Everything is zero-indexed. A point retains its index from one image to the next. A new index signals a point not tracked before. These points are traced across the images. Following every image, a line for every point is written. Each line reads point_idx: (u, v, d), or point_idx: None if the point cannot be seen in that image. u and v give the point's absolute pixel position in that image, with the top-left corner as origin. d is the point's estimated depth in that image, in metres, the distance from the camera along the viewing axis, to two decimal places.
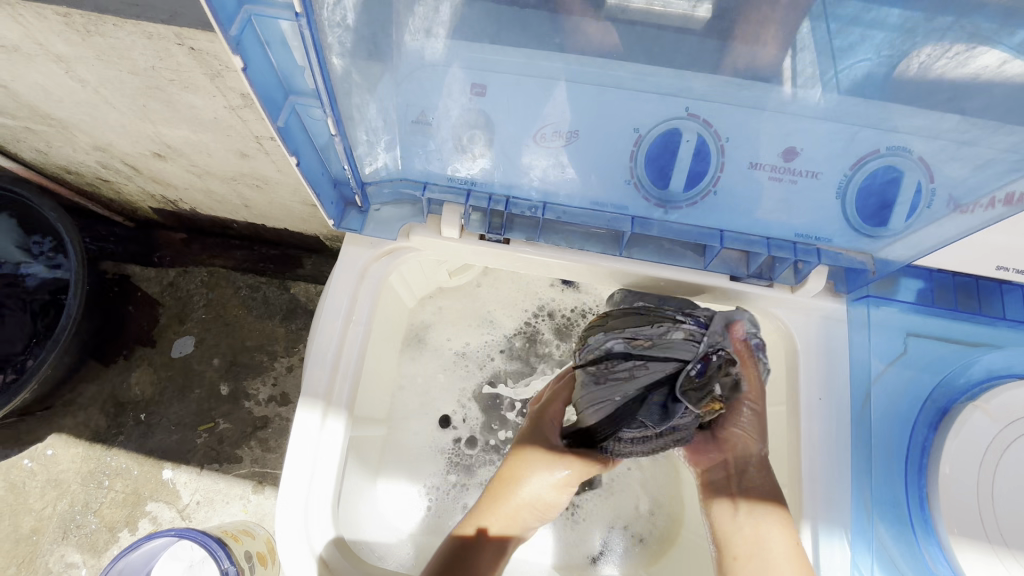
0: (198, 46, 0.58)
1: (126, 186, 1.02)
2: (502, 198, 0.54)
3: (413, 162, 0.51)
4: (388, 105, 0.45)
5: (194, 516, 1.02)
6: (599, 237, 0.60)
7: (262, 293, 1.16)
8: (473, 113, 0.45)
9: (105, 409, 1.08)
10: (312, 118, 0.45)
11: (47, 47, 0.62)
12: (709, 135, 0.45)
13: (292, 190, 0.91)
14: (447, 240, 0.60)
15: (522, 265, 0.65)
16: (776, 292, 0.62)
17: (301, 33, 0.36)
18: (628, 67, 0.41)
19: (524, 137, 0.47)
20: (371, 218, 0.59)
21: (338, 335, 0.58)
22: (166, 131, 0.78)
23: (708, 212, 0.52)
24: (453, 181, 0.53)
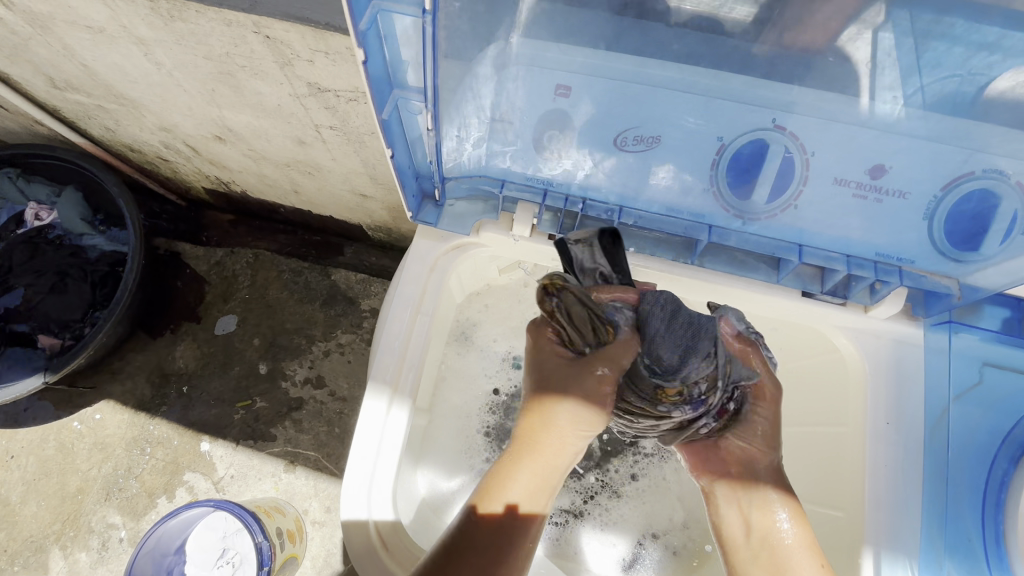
0: (273, 35, 0.60)
1: (183, 166, 1.06)
2: (579, 199, 0.55)
3: (497, 159, 0.52)
4: (485, 102, 0.46)
5: (228, 489, 1.05)
6: (671, 242, 0.60)
7: (304, 278, 1.19)
8: (564, 116, 0.46)
9: (150, 379, 1.12)
10: (410, 112, 0.46)
11: (131, 29, 0.65)
12: (795, 148, 0.44)
13: (343, 178, 0.93)
14: (517, 238, 0.62)
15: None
16: (848, 310, 0.61)
17: (424, 30, 0.36)
18: (723, 77, 0.41)
19: (609, 141, 0.47)
20: (445, 213, 0.60)
21: (407, 324, 0.60)
22: (230, 116, 0.81)
23: (778, 224, 0.51)
24: (531, 180, 0.54)
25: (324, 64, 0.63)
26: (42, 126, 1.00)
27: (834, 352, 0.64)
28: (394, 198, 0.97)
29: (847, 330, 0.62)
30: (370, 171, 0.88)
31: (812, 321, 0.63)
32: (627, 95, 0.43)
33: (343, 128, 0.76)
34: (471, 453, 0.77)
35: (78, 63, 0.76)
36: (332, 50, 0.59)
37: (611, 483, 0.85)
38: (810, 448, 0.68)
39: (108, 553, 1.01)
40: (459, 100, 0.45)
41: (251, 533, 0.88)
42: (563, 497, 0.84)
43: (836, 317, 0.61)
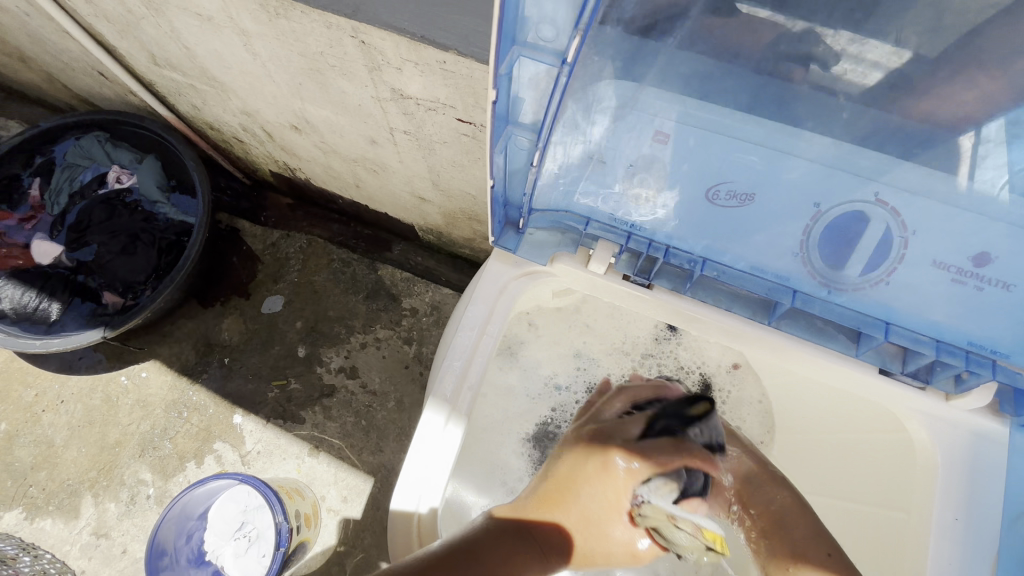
0: (369, 41, 0.62)
1: (256, 149, 1.11)
2: (662, 245, 0.55)
3: (585, 198, 0.53)
4: (592, 145, 0.47)
5: (253, 464, 1.08)
6: (750, 300, 0.59)
7: (351, 269, 1.23)
8: (663, 163, 0.46)
9: (196, 347, 1.17)
10: (516, 146, 0.47)
11: (237, 21, 0.69)
12: (895, 225, 0.44)
13: (406, 180, 0.96)
14: (592, 274, 0.62)
15: (656, 313, 0.66)
16: (929, 396, 0.59)
17: (558, 78, 0.37)
18: (834, 143, 0.41)
19: (702, 193, 0.48)
20: (525, 240, 0.61)
21: (472, 343, 0.61)
22: (310, 109, 0.84)
23: (864, 299, 0.51)
24: (617, 221, 0.54)
25: (411, 74, 0.65)
26: (135, 96, 1.06)
27: (903, 433, 0.62)
28: (450, 204, 0.99)
29: (921, 413, 0.59)
30: (433, 176, 0.90)
31: (884, 397, 0.61)
32: (740, 150, 0.44)
33: (416, 134, 0.78)
34: (503, 473, 0.76)
35: (181, 46, 0.81)
36: (422, 61, 0.61)
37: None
38: (864, 527, 0.66)
39: (135, 507, 1.05)
40: (573, 139, 0.46)
41: (273, 511, 0.90)
42: None
43: (916, 403, 0.59)
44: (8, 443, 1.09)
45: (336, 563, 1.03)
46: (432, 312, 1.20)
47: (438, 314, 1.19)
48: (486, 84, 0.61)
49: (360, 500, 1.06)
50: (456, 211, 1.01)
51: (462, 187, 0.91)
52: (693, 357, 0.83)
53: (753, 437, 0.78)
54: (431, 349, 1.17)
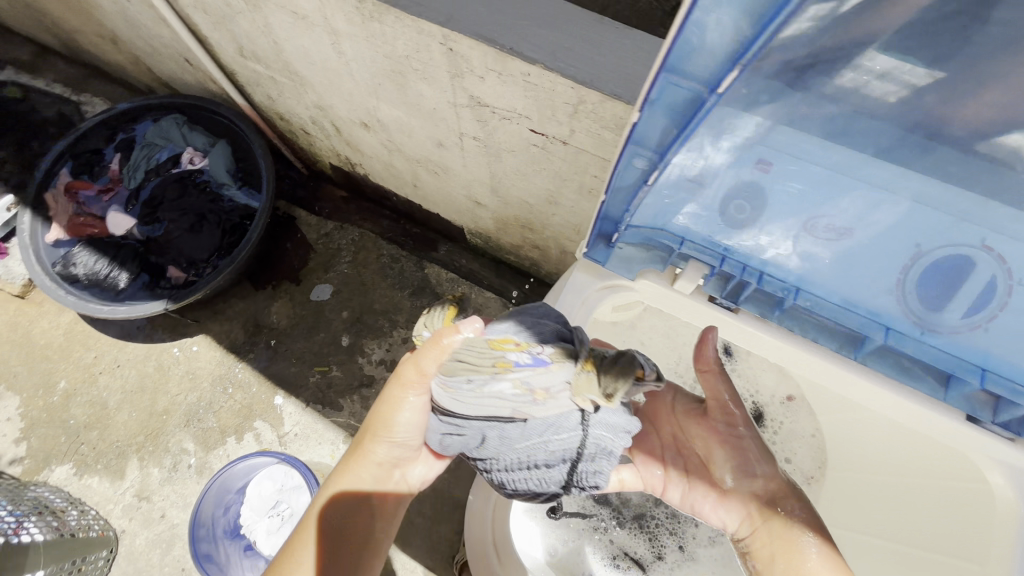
0: (457, 49, 0.64)
1: (322, 142, 1.16)
2: (756, 270, 0.56)
3: (683, 217, 0.53)
4: (703, 169, 0.46)
5: (289, 445, 1.12)
6: (836, 333, 0.59)
7: (400, 265, 1.26)
8: (769, 191, 0.47)
9: (245, 327, 1.21)
10: (630, 165, 0.46)
11: (330, 21, 0.72)
12: (1003, 273, 0.43)
13: (466, 183, 0.98)
14: (678, 295, 0.65)
15: (733, 335, 0.68)
16: (1017, 447, 0.58)
17: (703, 105, 0.37)
18: (949, 189, 0.40)
19: (801, 223, 0.48)
20: (615, 255, 0.62)
21: None
22: (384, 108, 0.87)
23: (959, 342, 0.50)
24: (714, 241, 0.55)
25: (493, 83, 0.67)
26: (215, 83, 1.12)
27: (975, 483, 0.62)
28: (505, 210, 1.01)
29: (1004, 465, 0.59)
30: (493, 182, 0.92)
31: (962, 444, 0.61)
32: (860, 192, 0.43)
33: (486, 140, 0.80)
34: None
35: (271, 40, 0.85)
36: (506, 72, 0.63)
37: (677, 534, 0.82)
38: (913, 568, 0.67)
39: (176, 474, 1.10)
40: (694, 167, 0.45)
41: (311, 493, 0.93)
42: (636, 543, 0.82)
43: (998, 453, 0.59)
44: (64, 400, 1.15)
45: None
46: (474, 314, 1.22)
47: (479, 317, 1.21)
48: (567, 99, 0.62)
49: None
50: (509, 217, 1.03)
51: (521, 196, 0.92)
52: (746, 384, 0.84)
53: (803, 471, 0.80)
54: None
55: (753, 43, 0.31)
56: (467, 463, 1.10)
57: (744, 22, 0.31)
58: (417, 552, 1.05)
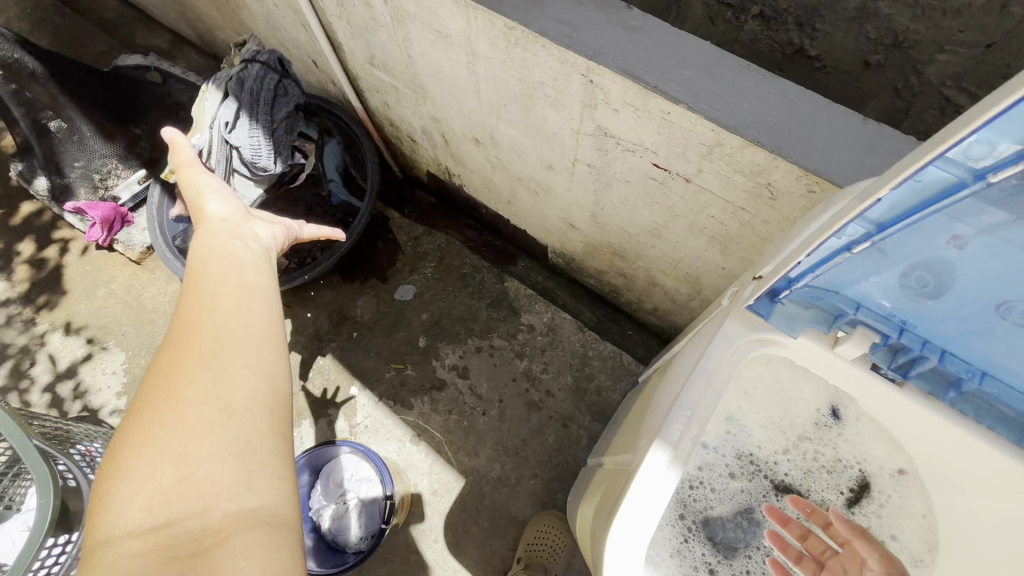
0: (597, 81, 0.66)
1: (425, 150, 1.21)
2: (939, 348, 0.46)
3: (861, 284, 0.45)
4: (911, 242, 0.39)
5: (358, 436, 1.16)
6: (1019, 425, 0.46)
7: (480, 276, 1.29)
8: (981, 269, 0.39)
9: (331, 317, 1.27)
10: (831, 239, 0.41)
11: (472, 43, 0.76)
12: None
13: (564, 206, 1.00)
14: (837, 358, 0.52)
15: (884, 407, 0.55)
16: None
17: (965, 196, 0.33)
18: None
19: (1010, 306, 0.39)
20: (779, 310, 0.51)
21: (701, 400, 0.54)
22: (501, 127, 0.90)
23: None
24: (892, 314, 0.46)
25: (626, 116, 0.68)
26: (337, 85, 1.19)
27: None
28: (599, 236, 1.02)
29: None
30: (594, 208, 0.93)
31: None
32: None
33: (600, 168, 0.82)
34: None
35: (405, 54, 0.90)
36: (644, 108, 0.64)
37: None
38: None
39: None
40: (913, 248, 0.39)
41: (385, 485, 1.00)
42: None
43: None
44: None
45: (415, 552, 1.06)
46: (548, 332, 1.22)
47: (553, 336, 1.21)
48: (704, 140, 0.62)
49: (448, 496, 1.10)
50: (601, 243, 1.04)
51: (620, 224, 0.93)
52: None
53: (909, 553, 0.64)
54: (541, 369, 1.19)
55: None
56: (527, 481, 1.10)
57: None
58: (470, 561, 1.06)
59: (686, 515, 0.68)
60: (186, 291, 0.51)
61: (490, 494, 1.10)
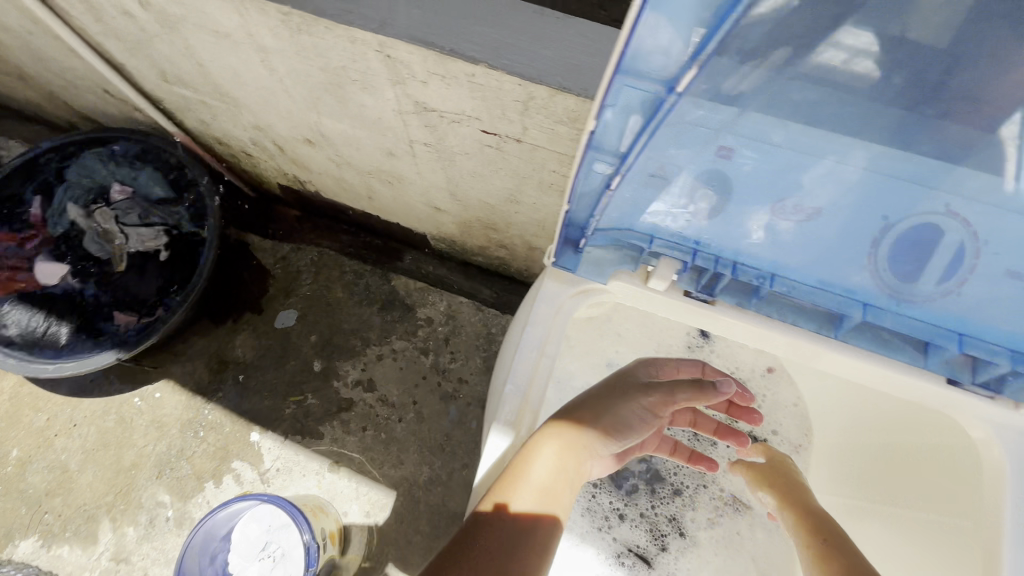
0: (394, 55, 0.61)
1: (266, 162, 1.11)
2: (729, 261, 0.55)
3: (649, 216, 0.52)
4: (659, 165, 0.45)
5: (272, 481, 1.07)
6: (812, 313, 0.58)
7: (364, 281, 1.22)
8: (723, 179, 0.45)
9: (210, 365, 1.16)
10: (591, 173, 0.46)
11: (256, 38, 0.68)
12: (969, 237, 0.42)
13: (422, 191, 0.96)
14: (654, 292, 0.62)
15: (714, 327, 0.65)
16: (997, 406, 0.57)
17: (662, 105, 0.37)
18: (907, 155, 0.39)
19: (763, 209, 0.47)
20: (584, 258, 0.61)
21: (533, 366, 0.60)
22: (327, 123, 0.83)
23: (937, 307, 0.50)
24: (680, 237, 0.54)
25: (436, 87, 0.64)
26: (142, 112, 1.05)
27: (964, 435, 0.61)
28: (466, 214, 0.99)
29: (987, 425, 0.57)
30: (450, 187, 0.90)
31: (951, 408, 0.59)
32: (828, 173, 0.42)
33: (437, 146, 0.78)
34: None
35: (195, 63, 0.80)
36: (449, 75, 0.61)
37: (678, 520, 0.82)
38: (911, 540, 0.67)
39: (153, 530, 1.04)
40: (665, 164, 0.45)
41: (299, 528, 0.90)
42: (636, 535, 0.80)
43: (976, 412, 0.58)
44: (21, 468, 1.08)
45: None
46: (448, 320, 1.19)
47: (453, 324, 1.18)
48: (515, 97, 0.60)
49: (382, 513, 1.05)
50: (472, 220, 1.01)
51: (480, 197, 0.90)
52: (726, 362, 0.88)
53: (790, 441, 0.86)
54: (449, 359, 1.16)
55: (711, 34, 0.32)
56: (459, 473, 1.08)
57: (704, 8, 0.31)
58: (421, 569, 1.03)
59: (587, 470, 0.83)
60: (528, 480, 0.54)
61: (425, 499, 1.06)
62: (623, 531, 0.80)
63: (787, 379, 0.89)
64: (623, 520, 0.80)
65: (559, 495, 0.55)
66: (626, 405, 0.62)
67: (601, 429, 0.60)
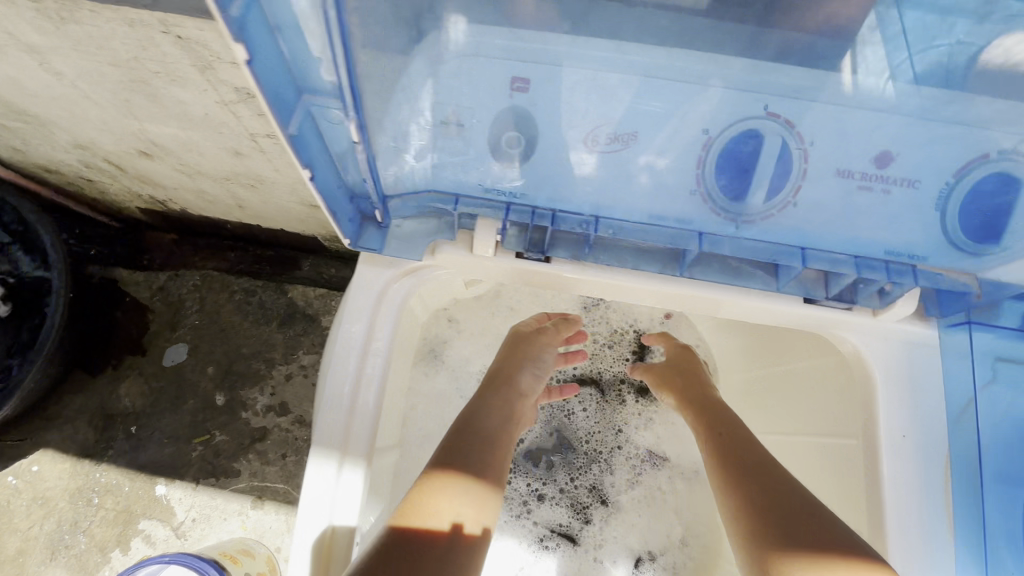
0: (186, 35, 0.52)
1: (111, 185, 0.96)
2: (547, 212, 0.52)
3: (448, 171, 0.50)
4: (427, 104, 0.45)
5: (189, 534, 0.97)
6: (655, 254, 0.57)
7: (258, 298, 1.11)
8: (517, 113, 0.45)
9: (93, 423, 1.02)
10: (330, 122, 0.44)
11: (18, 36, 0.56)
12: (790, 135, 0.44)
13: (291, 189, 0.86)
14: (480, 258, 0.59)
15: (570, 287, 0.62)
16: (856, 315, 0.58)
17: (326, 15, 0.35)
18: (679, 54, 0.41)
19: (573, 142, 0.47)
20: (391, 235, 0.57)
21: (355, 367, 0.58)
22: (152, 128, 0.72)
23: (776, 225, 0.50)
24: (490, 193, 0.52)
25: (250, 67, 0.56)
26: None
27: (836, 354, 0.63)
28: None
29: (852, 335, 0.59)
30: None
31: (818, 325, 0.60)
32: (629, 84, 0.43)
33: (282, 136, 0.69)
34: None
35: None
36: None
37: (600, 489, 0.90)
38: (801, 457, 0.70)
39: None
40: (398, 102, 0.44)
41: None
42: (562, 513, 0.88)
43: (844, 324, 0.59)
44: None
45: None
46: None
47: None
48: None
49: None
50: None
51: None
52: (623, 319, 0.95)
53: None
54: None
55: None
56: None
57: None
58: None
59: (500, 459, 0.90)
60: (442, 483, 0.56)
61: None
62: (551, 512, 0.89)
63: (685, 320, 0.94)
64: (542, 501, 0.89)
65: (503, 445, 0.65)
66: (531, 359, 0.74)
67: (519, 390, 0.71)
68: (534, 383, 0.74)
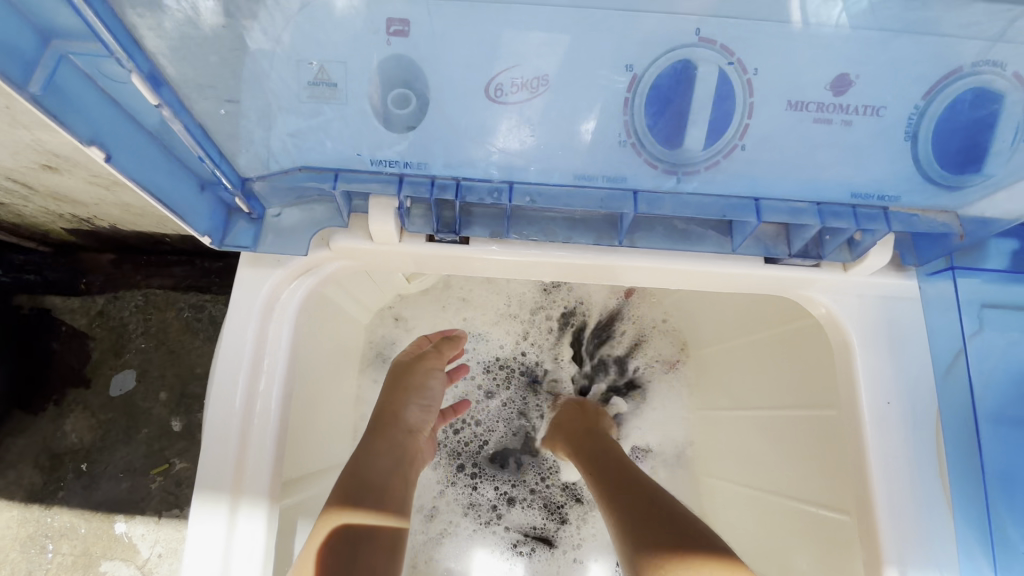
0: None
1: (26, 207, 0.87)
2: (451, 181, 0.47)
3: (320, 140, 0.45)
4: (280, 66, 0.41)
5: (156, 571, 0.92)
6: (592, 221, 0.53)
7: (208, 313, 1.02)
8: (395, 64, 0.41)
9: (39, 464, 0.96)
10: (117, 81, 0.39)
11: None
12: (732, 65, 0.41)
13: None
14: (383, 245, 0.53)
15: (474, 270, 0.57)
16: (826, 271, 0.54)
17: None
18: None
19: (479, 92, 0.43)
20: (267, 227, 0.52)
21: (245, 388, 0.52)
22: (47, 137, 0.64)
23: (722, 176, 0.46)
24: (375, 164, 0.46)
25: None
26: None
27: (811, 318, 0.59)
28: None
29: (825, 295, 0.55)
30: None
31: (792, 287, 0.55)
32: (523, 15, 0.39)
33: None
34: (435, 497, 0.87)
35: None
36: None
37: (573, 487, 0.90)
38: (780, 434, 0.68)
39: None
40: (198, 46, 0.39)
41: None
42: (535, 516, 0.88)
43: (816, 282, 0.54)
44: None
45: None
46: None
47: None
48: None
49: None
50: None
51: None
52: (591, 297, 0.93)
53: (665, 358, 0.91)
54: None
55: None
56: None
57: None
58: None
59: (466, 461, 0.89)
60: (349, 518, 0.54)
61: None
62: (523, 515, 0.88)
63: (646, 297, 0.91)
64: (511, 505, 0.88)
65: (397, 488, 0.61)
66: (416, 390, 0.69)
67: (405, 427, 0.67)
68: (421, 416, 0.70)
